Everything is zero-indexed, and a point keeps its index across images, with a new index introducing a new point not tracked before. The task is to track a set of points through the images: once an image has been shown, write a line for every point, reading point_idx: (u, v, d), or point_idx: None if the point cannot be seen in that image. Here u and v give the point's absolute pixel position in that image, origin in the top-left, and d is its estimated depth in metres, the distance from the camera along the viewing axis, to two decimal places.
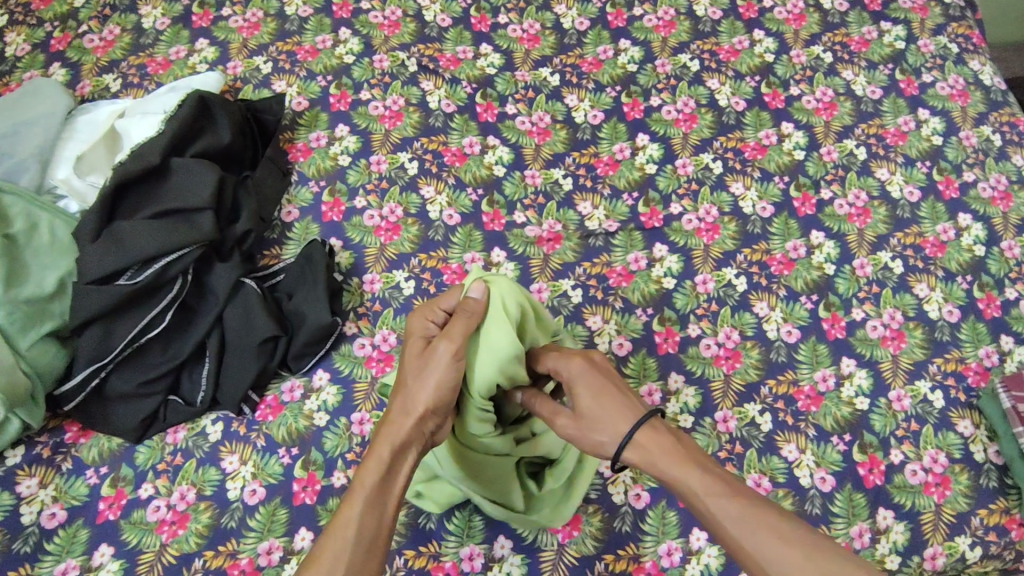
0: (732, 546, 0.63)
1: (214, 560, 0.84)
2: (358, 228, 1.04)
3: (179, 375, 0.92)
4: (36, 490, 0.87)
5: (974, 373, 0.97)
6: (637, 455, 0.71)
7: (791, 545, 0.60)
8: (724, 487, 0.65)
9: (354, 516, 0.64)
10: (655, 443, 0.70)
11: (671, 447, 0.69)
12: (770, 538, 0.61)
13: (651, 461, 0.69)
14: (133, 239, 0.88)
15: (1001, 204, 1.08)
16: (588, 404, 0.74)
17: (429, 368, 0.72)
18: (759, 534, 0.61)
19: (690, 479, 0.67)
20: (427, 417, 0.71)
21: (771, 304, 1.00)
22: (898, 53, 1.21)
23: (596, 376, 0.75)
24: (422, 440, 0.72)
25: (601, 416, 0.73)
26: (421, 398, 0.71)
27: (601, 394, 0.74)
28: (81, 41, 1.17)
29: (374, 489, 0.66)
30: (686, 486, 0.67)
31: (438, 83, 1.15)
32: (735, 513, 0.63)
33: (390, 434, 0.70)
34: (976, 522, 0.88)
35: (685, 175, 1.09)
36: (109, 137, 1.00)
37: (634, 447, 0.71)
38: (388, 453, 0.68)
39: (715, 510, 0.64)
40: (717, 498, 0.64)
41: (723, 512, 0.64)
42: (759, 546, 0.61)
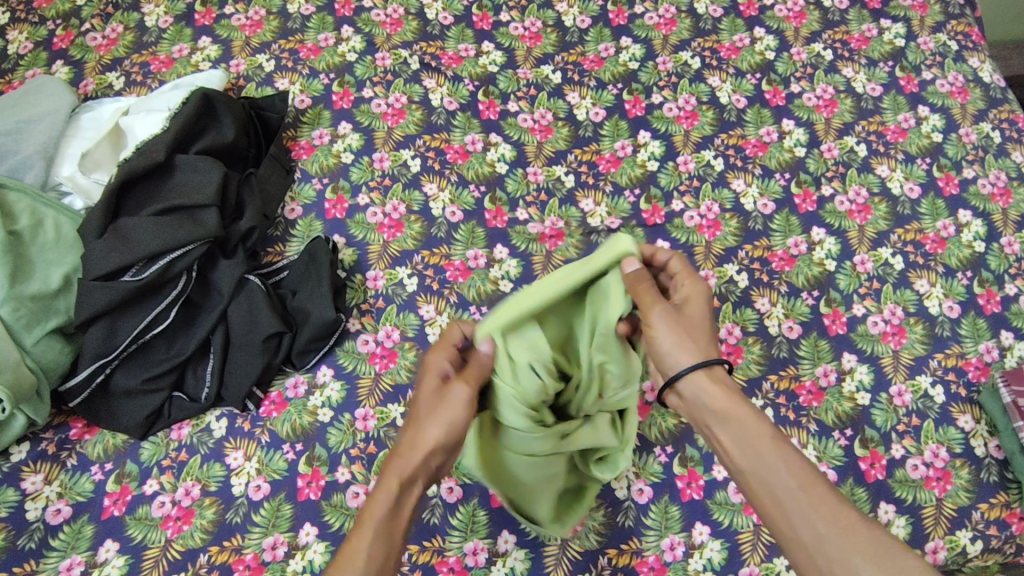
0: (776, 496, 0.62)
1: (219, 556, 0.84)
2: (361, 225, 1.04)
3: (183, 371, 0.92)
4: (41, 486, 0.87)
5: (974, 368, 0.97)
6: (706, 387, 0.68)
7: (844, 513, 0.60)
8: (788, 444, 0.65)
9: (364, 543, 0.62)
10: (726, 387, 0.68)
11: (740, 396, 0.68)
12: (823, 500, 0.61)
13: (720, 401, 0.67)
14: (139, 235, 0.89)
15: (1000, 200, 1.09)
16: (689, 317, 0.71)
17: (443, 406, 0.68)
18: (814, 494, 0.61)
19: (754, 426, 0.65)
20: (435, 453, 0.68)
21: (772, 299, 1.00)
22: (897, 50, 1.21)
23: (705, 304, 0.73)
24: (427, 475, 0.68)
25: (698, 330, 0.71)
26: (426, 434, 0.67)
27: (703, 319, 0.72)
28: (83, 39, 1.17)
29: (381, 523, 0.63)
30: (753, 432, 0.65)
31: (440, 81, 1.15)
32: (796, 470, 0.62)
33: (396, 469, 0.67)
34: (976, 516, 0.89)
35: (686, 171, 1.10)
36: (113, 135, 1.00)
37: (709, 378, 0.68)
38: (394, 489, 0.65)
39: (777, 461, 0.63)
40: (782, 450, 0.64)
41: (783, 462, 0.63)
42: (812, 504, 0.61)
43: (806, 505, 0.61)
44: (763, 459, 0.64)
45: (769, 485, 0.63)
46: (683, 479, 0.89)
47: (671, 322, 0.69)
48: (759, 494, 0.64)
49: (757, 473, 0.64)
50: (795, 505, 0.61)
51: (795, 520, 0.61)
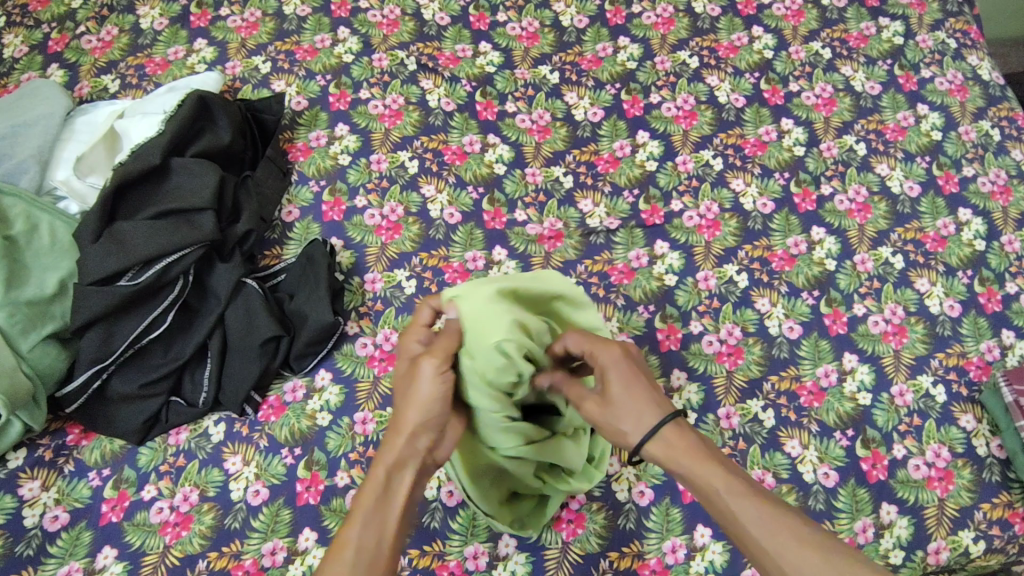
0: (752, 552, 0.60)
1: (218, 561, 0.84)
2: (359, 228, 1.03)
3: (181, 376, 0.92)
4: (39, 493, 0.86)
5: (975, 368, 0.97)
6: (659, 450, 0.66)
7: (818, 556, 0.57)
8: (749, 490, 0.62)
9: (353, 532, 0.61)
10: (680, 440, 0.65)
11: (692, 445, 0.65)
12: (798, 548, 0.58)
13: (668, 455, 0.65)
14: (134, 239, 0.88)
15: (1000, 199, 1.08)
16: (613, 395, 0.68)
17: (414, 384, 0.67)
18: (784, 540, 0.59)
19: (713, 479, 0.63)
20: (418, 434, 0.66)
21: (772, 300, 1.00)
22: (896, 48, 1.21)
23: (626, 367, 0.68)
24: (419, 458, 0.66)
25: (625, 402, 0.67)
26: (405, 418, 0.66)
27: (632, 388, 0.67)
28: (78, 42, 1.17)
29: (370, 510, 0.62)
30: (711, 488, 0.63)
31: (437, 81, 1.14)
32: (760, 519, 0.60)
33: (381, 457, 0.65)
34: (979, 516, 0.88)
35: (685, 171, 1.09)
36: (108, 138, 1.00)
37: (655, 444, 0.66)
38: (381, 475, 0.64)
39: (738, 511, 0.61)
40: (743, 500, 0.61)
41: (748, 514, 0.61)
42: (787, 555, 0.58)
43: (776, 549, 0.59)
44: (728, 514, 0.62)
45: (742, 542, 0.61)
46: None
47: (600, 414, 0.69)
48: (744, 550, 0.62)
49: (732, 530, 0.62)
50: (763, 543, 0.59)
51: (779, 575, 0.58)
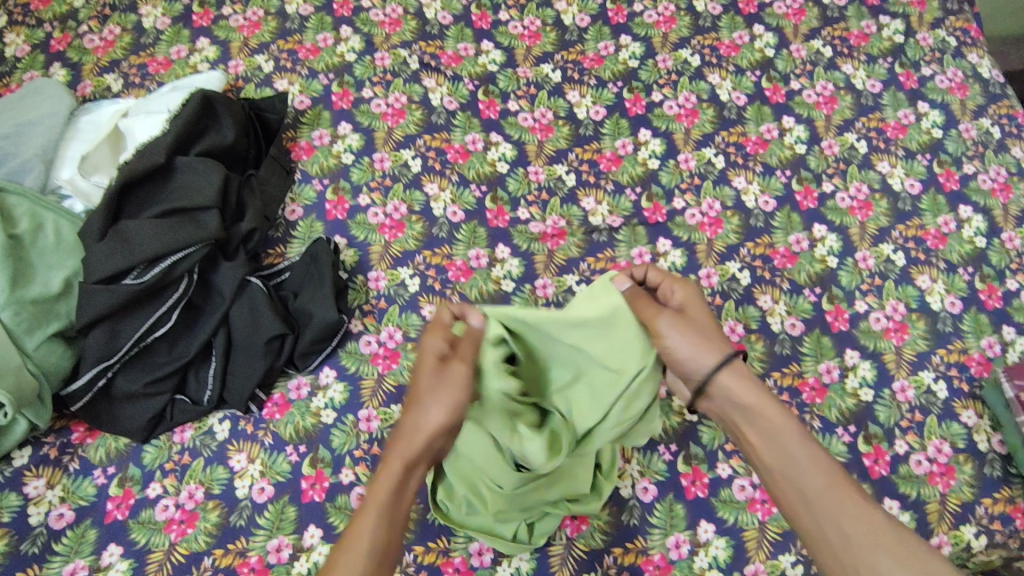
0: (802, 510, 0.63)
1: (224, 559, 0.84)
2: (362, 226, 1.04)
3: (185, 374, 0.92)
4: (43, 491, 0.87)
5: (976, 364, 0.97)
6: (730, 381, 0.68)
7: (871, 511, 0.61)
8: (814, 440, 0.65)
9: (372, 521, 0.59)
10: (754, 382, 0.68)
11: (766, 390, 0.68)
12: (851, 498, 0.61)
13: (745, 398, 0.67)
14: (140, 238, 0.88)
15: (1001, 196, 1.09)
16: (699, 321, 0.71)
17: (445, 385, 0.65)
18: (842, 492, 0.61)
19: (783, 423, 0.66)
20: (438, 436, 0.65)
21: (774, 297, 1.00)
22: (896, 46, 1.21)
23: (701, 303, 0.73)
24: (430, 458, 0.65)
25: (709, 332, 0.70)
26: (434, 416, 0.64)
27: (708, 323, 0.71)
28: (81, 41, 1.17)
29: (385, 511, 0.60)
30: (780, 430, 0.65)
31: (440, 80, 1.15)
32: (823, 468, 0.63)
33: (400, 453, 0.63)
34: (980, 511, 0.89)
35: (687, 169, 1.10)
36: (112, 137, 1.00)
37: (732, 374, 0.68)
38: (400, 471, 0.62)
39: (801, 456, 0.64)
40: (810, 449, 0.64)
41: (810, 459, 0.64)
42: (841, 504, 0.61)
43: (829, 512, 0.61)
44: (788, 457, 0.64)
45: (794, 479, 0.64)
46: (687, 477, 0.89)
47: (685, 329, 0.69)
48: (787, 491, 0.64)
49: (786, 472, 0.64)
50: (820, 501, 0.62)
51: (824, 517, 0.61)
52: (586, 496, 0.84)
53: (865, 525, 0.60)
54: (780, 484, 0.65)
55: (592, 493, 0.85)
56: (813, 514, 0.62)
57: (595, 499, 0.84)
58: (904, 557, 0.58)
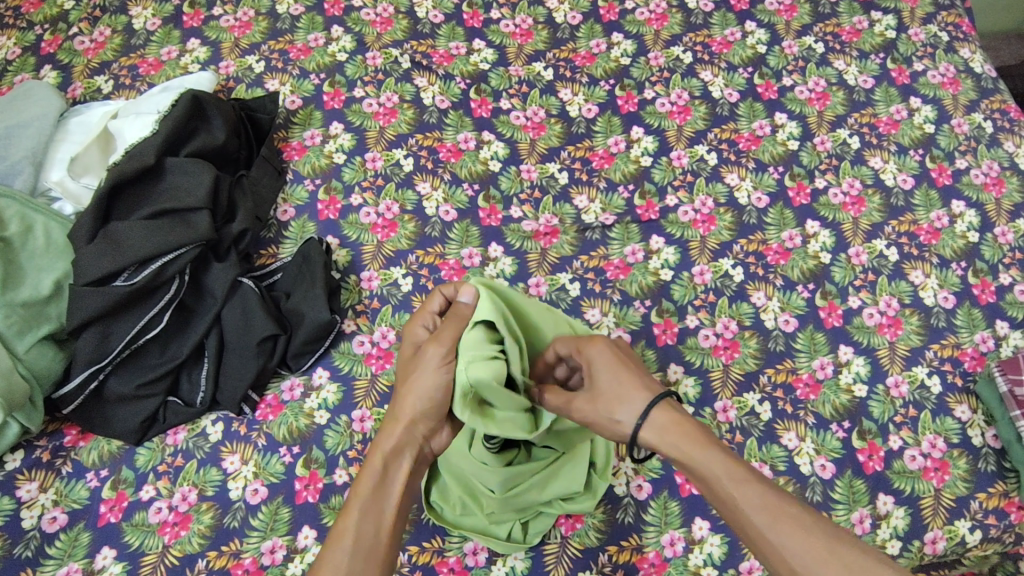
0: (754, 541, 0.60)
1: (217, 561, 0.84)
2: (355, 226, 1.03)
3: (178, 376, 0.92)
4: (36, 494, 0.86)
5: (970, 359, 0.97)
6: (654, 438, 0.66)
7: (820, 539, 0.58)
8: (747, 473, 0.62)
9: (353, 516, 0.63)
10: (676, 428, 0.66)
11: (689, 431, 0.65)
12: (797, 530, 0.58)
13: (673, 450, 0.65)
14: (130, 239, 0.88)
15: (993, 190, 1.09)
16: (607, 381, 0.69)
17: (418, 371, 0.68)
18: (784, 526, 0.59)
19: (713, 467, 0.63)
20: (417, 422, 0.67)
21: (768, 293, 1.00)
22: (888, 42, 1.21)
23: (612, 358, 0.71)
24: (416, 445, 0.68)
25: (620, 392, 0.68)
26: (407, 405, 0.67)
27: (618, 376, 0.69)
28: (71, 43, 1.17)
29: (365, 506, 0.63)
30: (711, 476, 0.63)
31: (431, 79, 1.15)
32: (761, 504, 0.60)
33: (380, 444, 0.67)
34: (975, 506, 0.89)
35: (680, 166, 1.09)
36: (102, 139, 1.00)
37: (651, 433, 0.66)
38: (380, 463, 0.66)
39: (737, 497, 0.61)
40: (744, 487, 0.61)
41: (747, 500, 0.61)
42: (788, 541, 0.58)
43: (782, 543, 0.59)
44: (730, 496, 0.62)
45: (739, 524, 0.62)
46: (681, 474, 0.89)
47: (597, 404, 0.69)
48: (741, 534, 0.62)
49: (731, 515, 0.62)
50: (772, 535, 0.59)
51: (778, 559, 0.59)
52: (580, 496, 0.83)
53: (819, 560, 0.57)
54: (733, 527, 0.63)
55: (586, 492, 0.84)
56: (767, 557, 0.60)
57: (589, 498, 0.84)
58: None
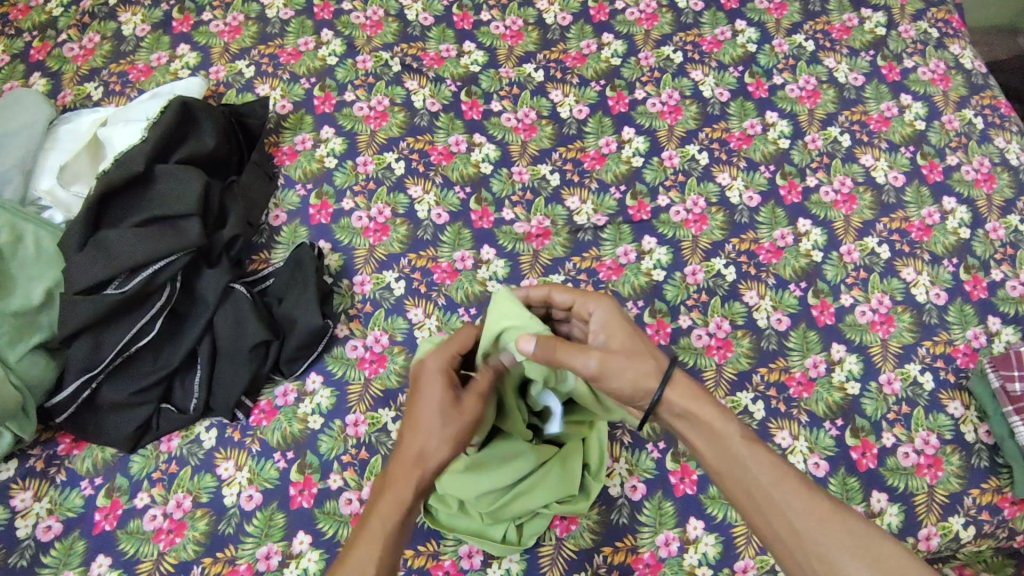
0: (757, 500, 0.63)
1: (213, 567, 0.84)
2: (347, 230, 1.03)
3: (171, 382, 0.92)
4: (31, 503, 0.86)
5: (962, 355, 0.97)
6: (672, 395, 0.67)
7: (821, 508, 0.62)
8: (756, 438, 0.65)
9: (371, 559, 0.63)
10: (689, 385, 0.68)
11: (700, 391, 0.68)
12: (798, 493, 0.62)
13: (686, 405, 0.67)
14: (120, 247, 0.88)
15: (984, 186, 1.09)
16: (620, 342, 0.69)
17: (451, 425, 0.67)
18: (789, 487, 0.62)
19: (726, 424, 0.65)
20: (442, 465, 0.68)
21: (759, 292, 1.00)
22: (878, 39, 1.21)
23: (620, 318, 0.71)
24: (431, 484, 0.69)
25: (637, 353, 0.68)
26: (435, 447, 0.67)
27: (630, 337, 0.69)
28: (61, 50, 1.16)
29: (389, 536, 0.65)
30: (723, 431, 0.65)
31: (422, 82, 1.14)
32: (769, 466, 0.63)
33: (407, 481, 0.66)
34: (968, 502, 0.89)
35: (672, 166, 1.09)
36: (92, 146, 0.99)
37: (671, 388, 0.67)
38: (402, 502, 0.66)
39: (747, 458, 0.64)
40: (755, 448, 0.64)
41: (756, 455, 0.64)
42: (790, 496, 0.62)
43: (785, 501, 0.62)
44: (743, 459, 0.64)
45: (742, 484, 0.64)
46: (676, 474, 0.89)
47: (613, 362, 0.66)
48: (741, 494, 0.65)
49: (733, 472, 0.65)
50: (779, 491, 0.62)
51: (778, 517, 0.62)
52: (574, 497, 0.83)
53: (817, 521, 0.61)
54: (732, 487, 0.65)
55: (581, 493, 0.84)
56: (767, 516, 0.62)
57: (584, 499, 0.83)
58: (860, 547, 0.60)
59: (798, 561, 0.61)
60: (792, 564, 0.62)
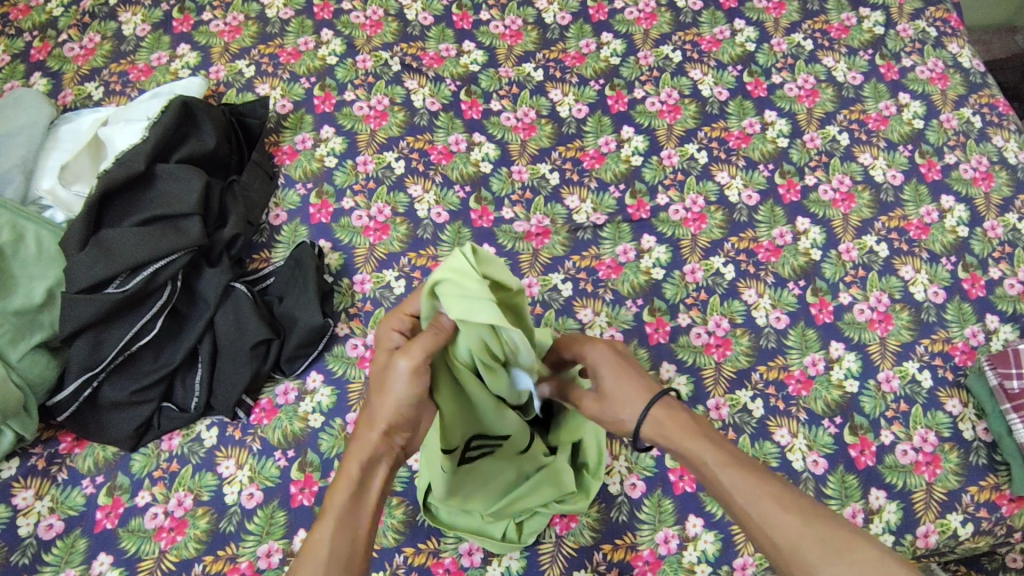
0: (743, 522, 0.62)
1: (214, 565, 0.84)
2: (347, 229, 1.04)
3: (172, 381, 0.92)
4: (33, 502, 0.87)
5: (960, 353, 0.98)
6: (653, 432, 0.69)
7: (799, 520, 0.59)
8: (737, 459, 0.64)
9: (325, 535, 0.58)
10: (670, 419, 0.68)
11: (681, 419, 0.68)
12: (778, 509, 0.60)
13: (667, 435, 0.67)
14: (122, 246, 0.88)
15: (983, 184, 1.09)
16: (607, 386, 0.71)
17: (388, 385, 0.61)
18: (768, 505, 0.60)
19: (702, 450, 0.65)
20: (394, 429, 0.62)
21: (758, 291, 1.01)
22: (877, 38, 1.22)
23: (609, 357, 0.72)
24: (394, 453, 0.63)
25: (620, 395, 0.70)
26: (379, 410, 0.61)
27: (619, 379, 0.71)
28: (61, 49, 1.17)
29: (345, 509, 0.60)
30: (700, 458, 0.65)
31: (422, 81, 1.15)
32: (747, 486, 0.62)
33: (355, 452, 0.62)
34: (966, 499, 0.90)
35: (671, 165, 1.10)
36: (92, 146, 1.00)
37: (651, 427, 0.69)
38: (354, 473, 0.61)
39: (725, 481, 0.63)
40: (731, 470, 0.63)
41: (733, 477, 0.63)
42: (770, 515, 0.60)
43: (767, 521, 0.60)
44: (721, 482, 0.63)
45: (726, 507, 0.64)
46: (675, 472, 0.90)
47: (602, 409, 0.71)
48: (730, 517, 0.64)
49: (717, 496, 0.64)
50: (758, 510, 0.61)
51: (762, 537, 0.60)
52: (573, 496, 0.84)
53: (800, 538, 0.58)
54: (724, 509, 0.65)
55: (580, 492, 0.85)
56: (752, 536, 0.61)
57: (583, 498, 0.84)
58: (842, 554, 0.56)
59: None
60: None
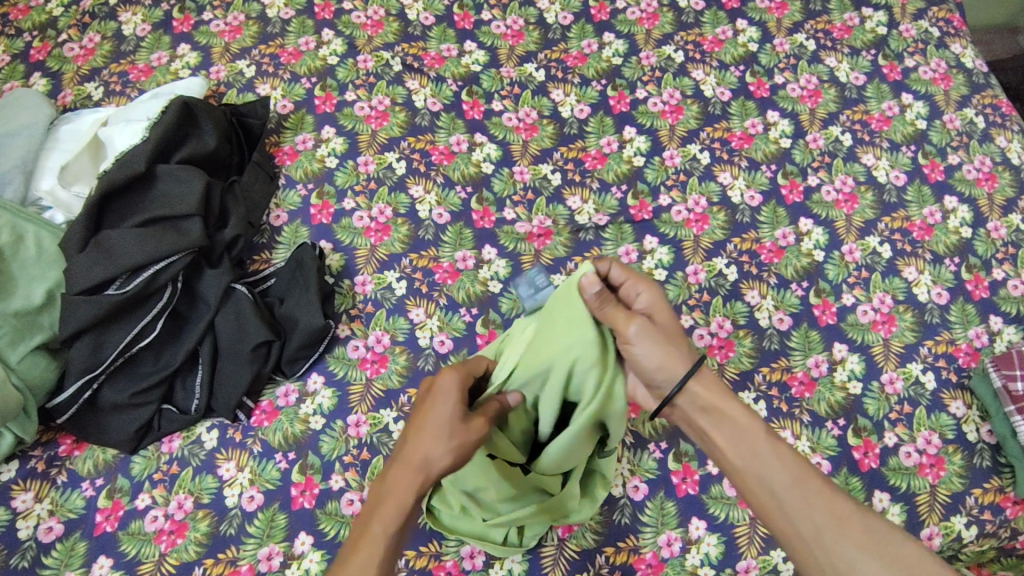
0: (776, 495, 0.64)
1: (214, 568, 0.84)
2: (348, 230, 1.03)
3: (172, 383, 0.91)
4: (32, 504, 0.86)
5: (964, 354, 0.97)
6: (695, 389, 0.68)
7: (838, 504, 0.63)
8: (776, 435, 0.67)
9: (370, 561, 0.60)
10: (715, 382, 0.69)
11: (724, 389, 0.69)
12: (817, 491, 0.64)
13: (710, 399, 0.68)
14: (122, 247, 0.88)
15: (986, 185, 1.09)
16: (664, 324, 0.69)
17: (455, 431, 0.64)
18: (807, 482, 0.64)
19: (750, 421, 0.67)
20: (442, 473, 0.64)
21: (762, 292, 1.00)
22: (880, 38, 1.21)
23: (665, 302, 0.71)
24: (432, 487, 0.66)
25: (673, 334, 0.69)
26: (435, 456, 0.63)
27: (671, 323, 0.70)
28: (60, 50, 1.16)
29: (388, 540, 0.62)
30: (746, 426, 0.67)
31: (423, 82, 1.14)
32: (789, 463, 0.65)
33: (406, 485, 0.63)
34: (971, 502, 0.89)
35: (673, 166, 1.09)
36: (92, 146, 0.99)
37: (698, 380, 0.68)
38: (402, 507, 0.63)
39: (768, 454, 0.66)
40: (775, 445, 0.66)
41: (777, 455, 0.65)
42: (811, 493, 0.64)
43: (806, 498, 0.63)
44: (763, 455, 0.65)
45: (762, 480, 0.65)
46: (678, 474, 0.89)
47: (648, 336, 0.66)
48: (759, 492, 0.66)
49: (754, 470, 0.66)
50: (799, 487, 0.64)
51: (797, 512, 0.63)
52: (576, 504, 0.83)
53: (836, 517, 0.63)
54: (750, 484, 0.66)
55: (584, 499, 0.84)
56: (788, 511, 0.64)
57: (587, 506, 0.83)
58: (875, 542, 0.62)
59: (816, 558, 0.63)
60: (811, 560, 0.63)
